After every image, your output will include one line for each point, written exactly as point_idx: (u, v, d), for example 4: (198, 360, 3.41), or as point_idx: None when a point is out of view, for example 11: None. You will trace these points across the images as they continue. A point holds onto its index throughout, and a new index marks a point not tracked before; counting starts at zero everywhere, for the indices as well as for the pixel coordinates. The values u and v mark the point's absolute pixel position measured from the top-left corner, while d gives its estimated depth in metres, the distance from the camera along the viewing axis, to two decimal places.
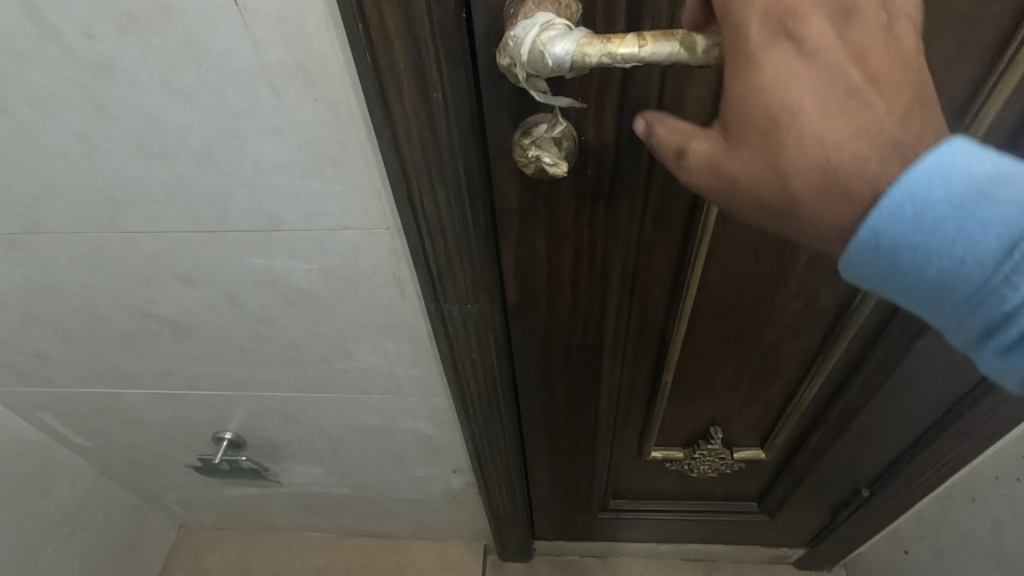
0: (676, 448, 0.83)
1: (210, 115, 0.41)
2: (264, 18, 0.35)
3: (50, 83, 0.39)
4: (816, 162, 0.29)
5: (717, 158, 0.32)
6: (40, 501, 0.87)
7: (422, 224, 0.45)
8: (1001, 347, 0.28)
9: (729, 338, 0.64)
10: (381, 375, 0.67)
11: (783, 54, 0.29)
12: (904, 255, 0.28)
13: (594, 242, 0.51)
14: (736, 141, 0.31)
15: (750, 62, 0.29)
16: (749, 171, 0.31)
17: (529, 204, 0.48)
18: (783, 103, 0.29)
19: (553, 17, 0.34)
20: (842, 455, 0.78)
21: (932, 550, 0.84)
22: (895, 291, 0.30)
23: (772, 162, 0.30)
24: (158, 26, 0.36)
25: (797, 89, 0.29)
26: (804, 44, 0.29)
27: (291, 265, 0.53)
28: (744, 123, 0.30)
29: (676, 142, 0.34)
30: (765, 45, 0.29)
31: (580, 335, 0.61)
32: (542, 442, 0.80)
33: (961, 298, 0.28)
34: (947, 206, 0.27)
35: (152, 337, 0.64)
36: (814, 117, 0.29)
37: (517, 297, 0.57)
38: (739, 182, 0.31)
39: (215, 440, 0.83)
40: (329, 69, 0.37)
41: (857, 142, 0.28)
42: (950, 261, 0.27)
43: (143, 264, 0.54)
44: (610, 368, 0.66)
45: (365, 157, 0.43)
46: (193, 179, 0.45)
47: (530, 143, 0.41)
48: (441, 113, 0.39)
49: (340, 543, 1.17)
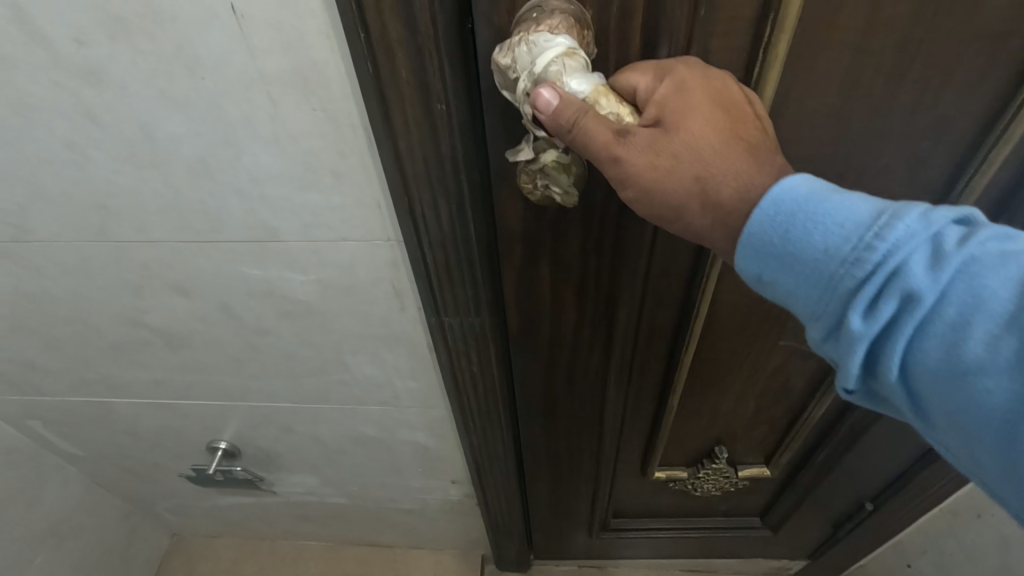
0: (680, 468, 0.82)
1: (204, 124, 0.39)
2: (261, 25, 0.34)
3: (38, 89, 0.38)
4: (733, 169, 0.31)
5: (655, 149, 0.31)
6: (29, 510, 0.85)
7: (423, 236, 0.44)
8: (868, 314, 0.26)
9: (737, 359, 0.63)
10: (378, 386, 0.65)
11: (704, 84, 0.32)
12: (794, 221, 0.28)
13: (602, 267, 0.49)
14: (673, 136, 0.31)
15: (682, 84, 0.32)
16: (682, 167, 0.31)
17: (537, 229, 0.47)
18: (710, 116, 0.31)
19: (578, 46, 0.33)
20: (847, 470, 0.78)
21: (936, 564, 0.83)
22: (772, 261, 0.29)
23: (710, 143, 0.31)
24: (151, 33, 0.34)
25: (723, 101, 0.32)
26: (720, 84, 0.33)
27: (287, 275, 0.51)
28: (685, 110, 0.31)
29: (613, 126, 0.31)
30: (690, 77, 0.32)
31: (583, 358, 0.60)
32: (542, 462, 0.79)
33: (831, 259, 0.27)
34: (825, 188, 0.29)
35: (144, 346, 0.62)
36: (734, 119, 0.32)
37: (517, 320, 0.56)
38: (681, 164, 0.31)
39: (209, 450, 0.81)
40: (328, 79, 0.36)
41: (760, 153, 0.32)
42: (830, 225, 0.27)
43: (135, 274, 0.53)
44: (614, 392, 0.64)
45: (364, 168, 0.41)
46: (186, 188, 0.44)
47: (537, 171, 0.38)
48: (444, 125, 0.37)
49: (336, 551, 1.15)
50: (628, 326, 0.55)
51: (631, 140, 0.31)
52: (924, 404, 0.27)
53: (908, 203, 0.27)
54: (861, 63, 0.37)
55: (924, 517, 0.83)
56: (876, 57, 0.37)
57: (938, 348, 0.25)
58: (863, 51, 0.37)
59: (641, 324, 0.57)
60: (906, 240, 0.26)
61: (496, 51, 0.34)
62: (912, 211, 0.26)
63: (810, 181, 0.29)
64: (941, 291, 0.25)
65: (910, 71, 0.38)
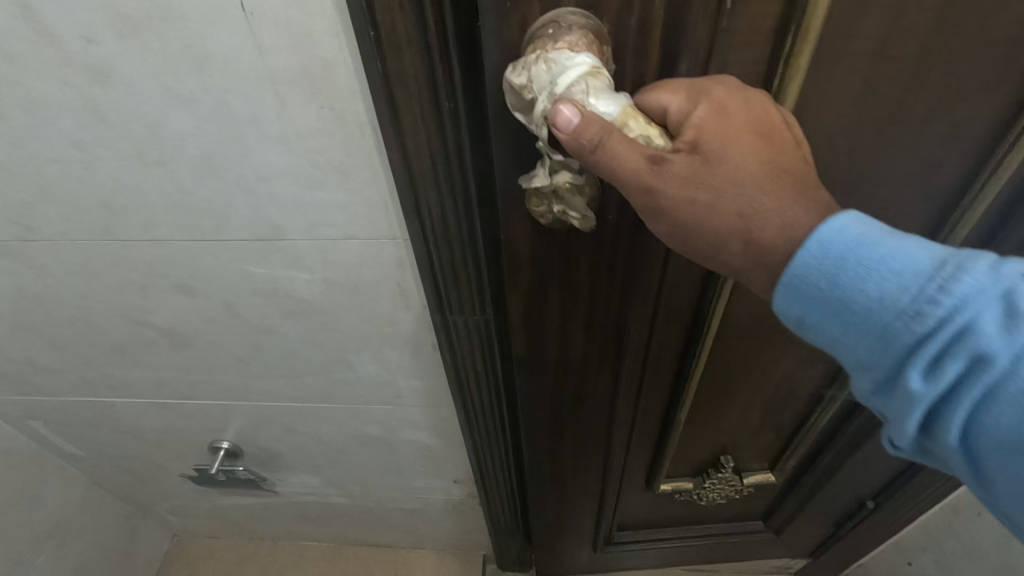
0: (685, 478, 0.82)
1: (211, 122, 0.39)
2: (271, 23, 0.34)
3: (45, 86, 0.38)
4: (768, 202, 0.31)
5: (691, 179, 0.31)
6: (29, 512, 0.85)
7: (429, 233, 0.44)
8: (928, 366, 0.27)
9: (744, 368, 0.63)
10: (382, 386, 0.66)
11: (742, 111, 0.32)
12: (847, 267, 0.29)
13: (613, 288, 0.49)
14: (710, 167, 0.31)
15: (720, 109, 0.32)
16: (716, 199, 0.31)
17: (546, 252, 0.46)
18: (747, 147, 0.31)
19: (601, 65, 0.32)
20: (850, 472, 0.78)
21: (936, 562, 0.83)
22: (821, 304, 0.30)
23: (751, 176, 0.31)
24: (160, 31, 0.34)
25: (761, 130, 0.32)
26: (759, 110, 0.33)
27: (293, 274, 0.51)
28: (722, 139, 0.31)
29: (649, 152, 0.31)
30: (729, 102, 0.32)
31: (591, 377, 0.60)
32: (544, 483, 0.78)
33: (887, 308, 0.28)
34: (884, 233, 0.29)
35: (147, 346, 0.62)
36: (772, 151, 0.32)
37: (523, 343, 0.55)
38: (719, 196, 0.31)
39: (211, 450, 0.81)
40: (336, 77, 0.36)
41: (798, 186, 0.32)
42: (888, 275, 0.28)
43: (139, 273, 0.52)
44: (623, 408, 0.64)
45: (371, 166, 0.41)
46: (192, 186, 0.44)
47: (552, 196, 0.40)
48: (451, 123, 0.37)
49: (337, 552, 1.15)
50: (637, 342, 0.55)
51: (667, 168, 0.31)
52: (985, 461, 0.27)
53: (977, 254, 0.27)
54: (876, 69, 0.37)
55: (925, 515, 0.84)
56: (895, 64, 0.37)
57: (1003, 407, 0.26)
58: (881, 58, 0.37)
59: (651, 341, 0.57)
60: (972, 297, 0.26)
61: (510, 69, 0.34)
62: (980, 264, 0.26)
63: (870, 223, 0.29)
64: (1011, 350, 0.25)
65: (921, 73, 0.37)
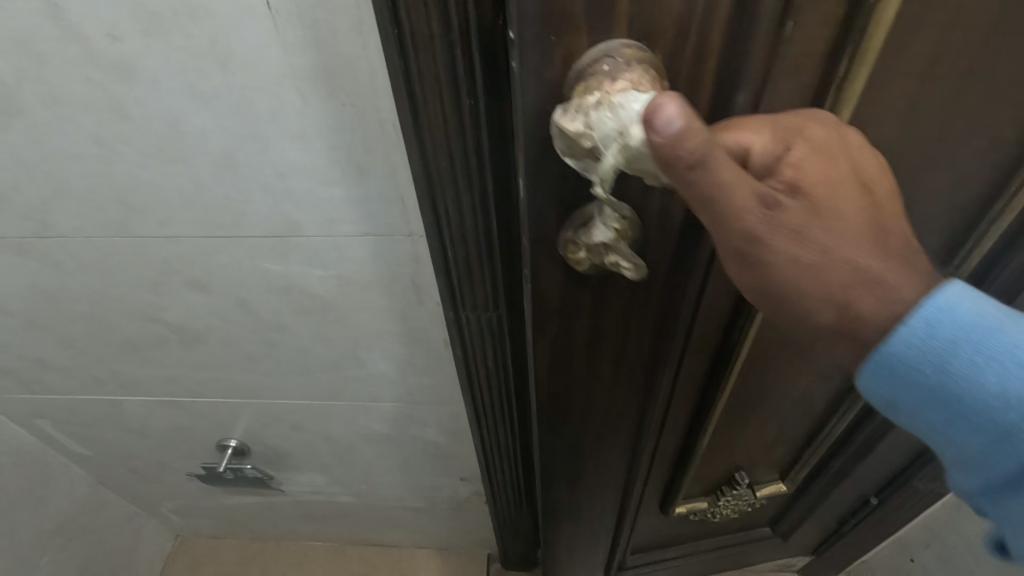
0: (700, 499, 0.81)
1: (232, 119, 0.40)
2: (295, 21, 0.34)
3: (67, 83, 0.38)
4: (875, 264, 0.28)
5: (801, 231, 0.28)
6: (35, 511, 0.85)
7: (445, 229, 0.45)
8: None
9: (764, 387, 0.62)
10: (392, 383, 0.66)
11: (845, 159, 0.29)
12: (965, 363, 0.28)
13: (645, 332, 0.46)
14: (820, 219, 0.28)
15: (824, 156, 0.29)
16: (826, 252, 0.28)
17: (578, 301, 0.42)
18: (855, 200, 0.28)
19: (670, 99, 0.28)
20: (857, 474, 0.79)
21: (939, 558, 0.84)
22: (921, 390, 0.29)
23: (858, 234, 0.28)
24: (185, 28, 0.35)
25: (866, 180, 0.29)
26: (862, 157, 0.30)
27: (307, 270, 0.52)
28: (831, 189, 0.28)
29: (765, 196, 0.27)
30: (833, 150, 0.29)
31: (615, 423, 0.56)
32: (553, 528, 0.72)
33: (1011, 407, 0.28)
34: (1004, 321, 0.28)
35: (158, 343, 0.62)
36: (877, 205, 0.29)
37: (545, 393, 0.50)
38: (828, 250, 0.28)
39: (219, 448, 0.81)
40: (358, 73, 0.37)
41: (900, 243, 0.29)
42: (1013, 372, 0.27)
43: (154, 270, 0.53)
44: (646, 443, 0.61)
45: (389, 160, 0.42)
46: (209, 182, 0.44)
47: (603, 247, 0.36)
48: (471, 120, 0.38)
49: (341, 551, 1.15)
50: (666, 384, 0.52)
51: (778, 215, 0.27)
52: None
53: None
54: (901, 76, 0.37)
55: (927, 511, 0.85)
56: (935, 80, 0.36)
57: None
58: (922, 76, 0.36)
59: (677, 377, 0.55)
60: None
61: (561, 113, 0.29)
62: None
63: (983, 307, 0.28)
64: None
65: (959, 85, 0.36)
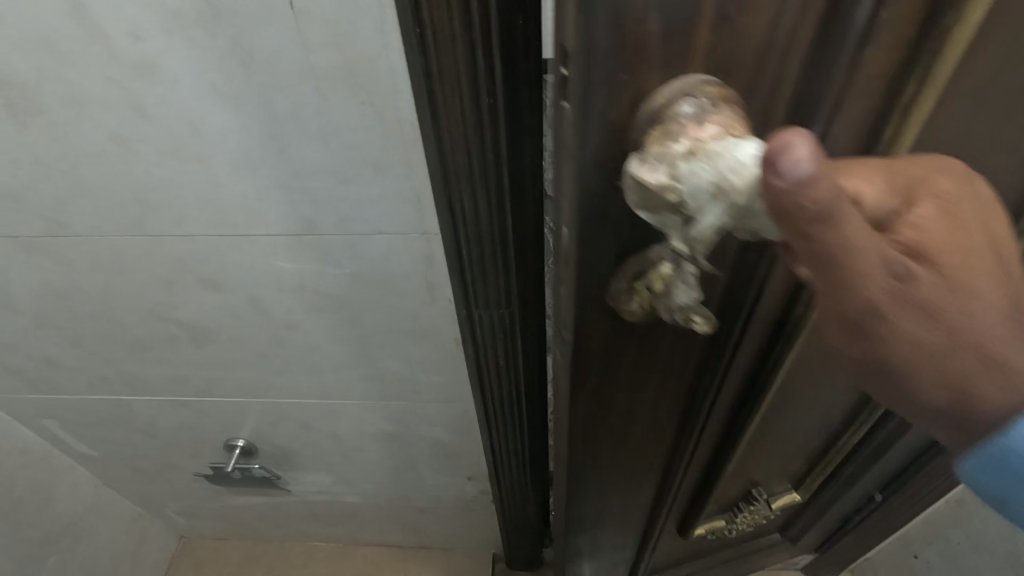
0: (718, 517, 0.75)
1: (252, 118, 0.40)
2: (317, 21, 0.35)
3: (89, 83, 0.38)
4: (1001, 344, 0.24)
5: (926, 301, 0.22)
6: (40, 512, 0.84)
7: (460, 227, 0.45)
8: None
9: (787, 415, 0.59)
10: (402, 382, 0.66)
11: (977, 217, 0.24)
12: None
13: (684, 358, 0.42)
14: (951, 286, 0.22)
15: (955, 209, 0.23)
16: (953, 326, 0.23)
17: (614, 341, 0.38)
18: (987, 267, 0.23)
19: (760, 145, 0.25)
20: (863, 476, 0.78)
21: (942, 555, 0.85)
22: None
23: (986, 305, 0.23)
24: (208, 28, 0.35)
25: (997, 244, 0.24)
26: (992, 213, 0.24)
27: (321, 269, 0.52)
28: (963, 251, 0.23)
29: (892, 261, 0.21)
30: (963, 203, 0.24)
31: (643, 450, 0.52)
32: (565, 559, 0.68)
33: None
34: None
35: (169, 342, 0.62)
36: (1005, 273, 0.24)
37: (573, 442, 0.45)
38: (954, 323, 0.23)
39: (226, 448, 0.81)
40: (378, 72, 0.37)
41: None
42: None
43: (167, 268, 0.53)
44: (671, 474, 0.58)
45: (406, 159, 0.42)
46: (227, 181, 0.44)
47: (676, 304, 0.33)
48: (490, 120, 0.38)
49: (344, 552, 1.15)
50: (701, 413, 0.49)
51: (901, 283, 0.22)
52: None
53: None
54: None
55: (930, 509, 0.86)
56: None
57: None
58: None
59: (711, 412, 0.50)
60: None
61: (642, 166, 0.26)
62: None
63: None
64: None
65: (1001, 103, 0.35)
